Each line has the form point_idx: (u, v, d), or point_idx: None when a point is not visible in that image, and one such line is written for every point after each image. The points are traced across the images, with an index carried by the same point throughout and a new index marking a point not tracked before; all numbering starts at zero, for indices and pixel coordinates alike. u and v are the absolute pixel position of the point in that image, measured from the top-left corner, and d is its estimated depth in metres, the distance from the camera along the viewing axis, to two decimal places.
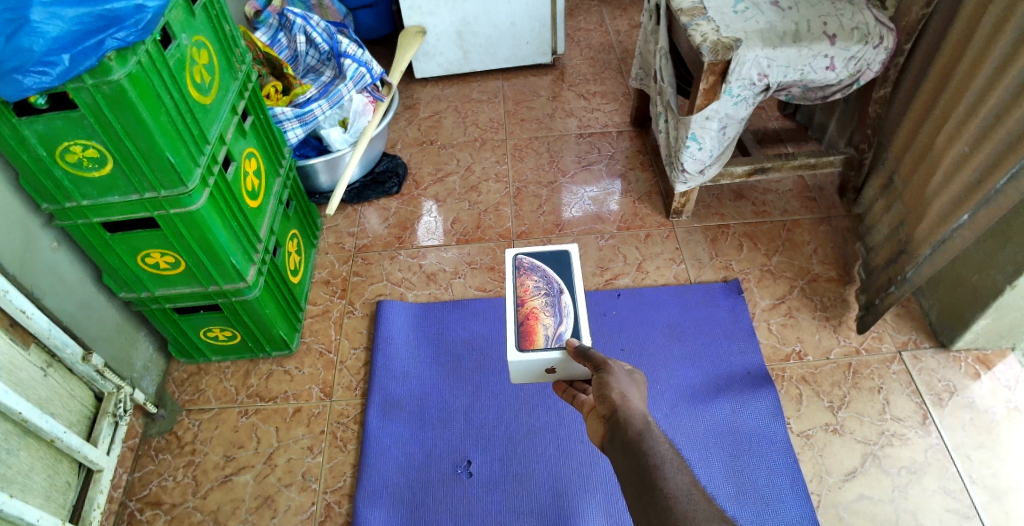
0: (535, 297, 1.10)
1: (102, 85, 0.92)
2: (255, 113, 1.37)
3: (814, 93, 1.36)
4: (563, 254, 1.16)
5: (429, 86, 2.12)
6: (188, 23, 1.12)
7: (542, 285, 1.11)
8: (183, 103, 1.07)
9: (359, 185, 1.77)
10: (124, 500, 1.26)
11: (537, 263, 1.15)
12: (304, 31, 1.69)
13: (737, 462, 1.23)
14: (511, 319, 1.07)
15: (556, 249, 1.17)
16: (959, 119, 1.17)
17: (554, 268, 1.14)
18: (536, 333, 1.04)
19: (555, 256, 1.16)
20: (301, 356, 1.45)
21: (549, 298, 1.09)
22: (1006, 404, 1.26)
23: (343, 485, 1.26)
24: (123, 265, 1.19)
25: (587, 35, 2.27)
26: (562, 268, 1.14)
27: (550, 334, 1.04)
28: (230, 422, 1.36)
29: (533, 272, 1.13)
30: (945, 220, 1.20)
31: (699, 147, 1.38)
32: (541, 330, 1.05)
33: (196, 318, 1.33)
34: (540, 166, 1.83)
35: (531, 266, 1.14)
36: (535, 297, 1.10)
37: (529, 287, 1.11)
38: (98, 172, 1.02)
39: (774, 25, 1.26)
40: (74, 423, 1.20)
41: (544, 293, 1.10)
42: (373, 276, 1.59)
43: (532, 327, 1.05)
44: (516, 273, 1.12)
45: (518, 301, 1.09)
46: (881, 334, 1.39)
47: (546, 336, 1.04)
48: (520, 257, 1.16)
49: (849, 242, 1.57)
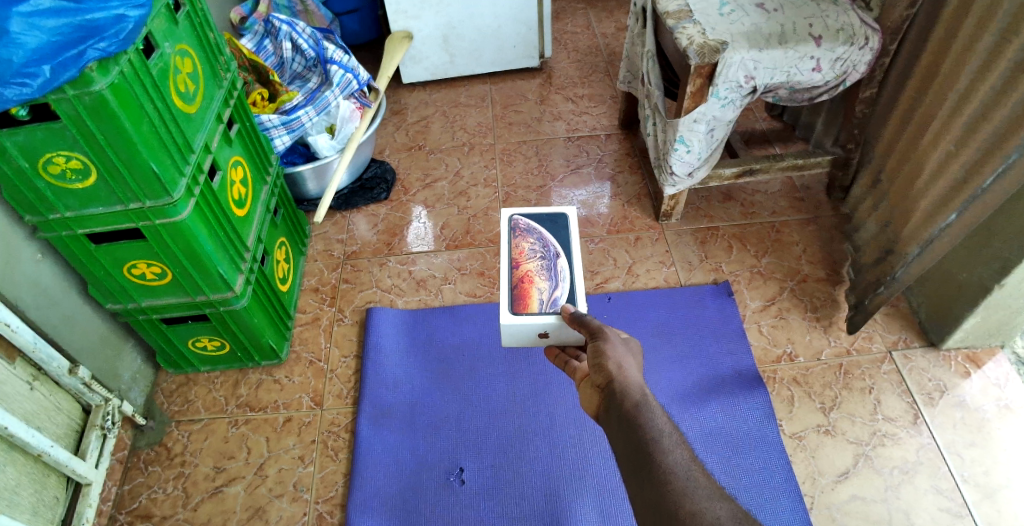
0: (530, 260, 1.09)
1: (83, 95, 0.91)
2: (241, 120, 1.36)
3: (801, 94, 1.35)
4: (559, 217, 1.16)
5: (416, 90, 2.12)
6: (170, 32, 1.11)
7: (537, 248, 1.11)
8: (167, 112, 1.07)
9: (346, 191, 1.76)
10: (113, 513, 1.25)
11: (533, 225, 1.15)
12: (290, 37, 1.69)
13: (729, 465, 1.22)
14: (503, 281, 1.06)
15: (553, 212, 1.17)
16: (944, 117, 1.17)
17: (549, 231, 1.14)
18: (531, 297, 1.04)
19: (551, 219, 1.16)
20: (290, 365, 1.44)
21: (544, 261, 1.09)
22: (997, 402, 1.27)
23: (335, 495, 1.25)
24: (108, 276, 1.18)
25: (574, 38, 2.27)
26: (558, 232, 1.13)
27: (545, 298, 1.03)
28: (220, 432, 1.35)
29: (529, 234, 1.13)
30: (932, 219, 1.20)
31: (687, 149, 1.38)
32: (535, 294, 1.04)
33: (183, 328, 1.32)
34: (529, 170, 1.82)
35: (527, 228, 1.14)
36: (530, 260, 1.09)
37: (524, 249, 1.11)
38: (81, 183, 1.01)
39: (759, 27, 1.26)
40: (62, 437, 1.18)
41: (539, 256, 1.10)
42: (363, 283, 1.58)
43: (526, 291, 1.04)
44: (511, 234, 1.12)
45: (511, 262, 1.08)
46: (872, 334, 1.40)
47: (540, 300, 1.03)
48: (515, 218, 1.16)
49: (837, 241, 1.57)
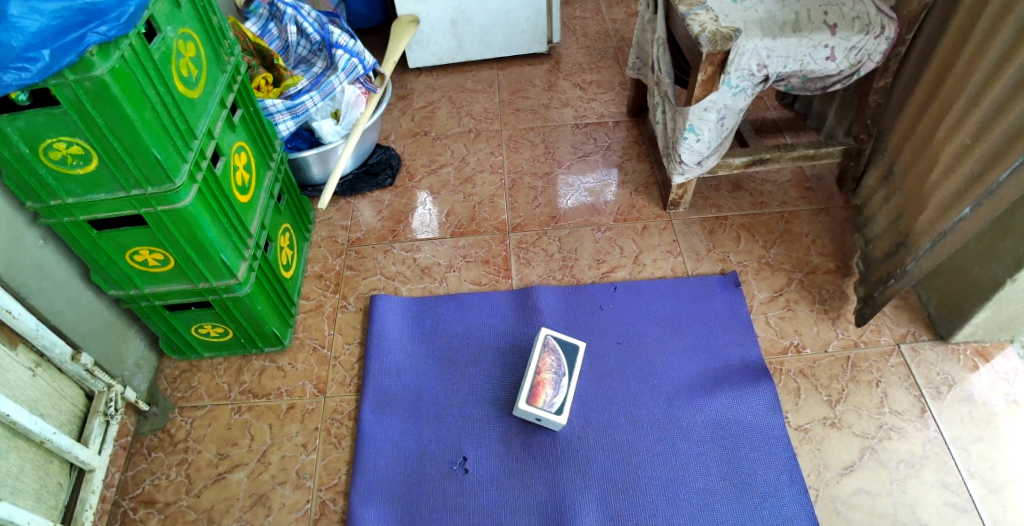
0: (547, 373, 1.28)
1: (84, 80, 0.90)
2: (245, 105, 1.34)
3: (814, 84, 1.33)
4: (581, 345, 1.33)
5: (422, 76, 2.10)
6: (173, 15, 1.09)
7: (555, 365, 1.29)
8: (170, 98, 1.05)
9: (351, 177, 1.74)
10: (117, 499, 1.25)
11: (559, 346, 1.32)
12: (295, 20, 1.66)
13: (733, 456, 1.22)
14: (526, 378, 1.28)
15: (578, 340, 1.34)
16: (961, 109, 1.15)
17: (570, 354, 1.31)
18: (540, 396, 1.26)
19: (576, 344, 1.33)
20: (294, 351, 1.44)
21: (557, 375, 1.28)
22: (1005, 397, 1.26)
23: (339, 482, 1.25)
24: (111, 263, 1.17)
25: (583, 23, 2.24)
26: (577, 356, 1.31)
27: (549, 399, 1.25)
28: (223, 418, 1.35)
29: (552, 352, 1.30)
30: (946, 213, 1.19)
31: (697, 138, 1.36)
32: (544, 395, 1.26)
33: (187, 314, 1.32)
34: (536, 157, 1.81)
35: (553, 346, 1.31)
36: (548, 372, 1.28)
37: (546, 363, 1.29)
38: (83, 169, 1.00)
39: (773, 15, 1.24)
40: (65, 423, 1.18)
41: (555, 370, 1.28)
42: (367, 270, 1.57)
43: (538, 390, 1.26)
44: (540, 347, 1.30)
45: (534, 369, 1.28)
46: (880, 327, 1.39)
47: (545, 400, 1.25)
48: (548, 335, 1.33)
49: (846, 233, 1.55)
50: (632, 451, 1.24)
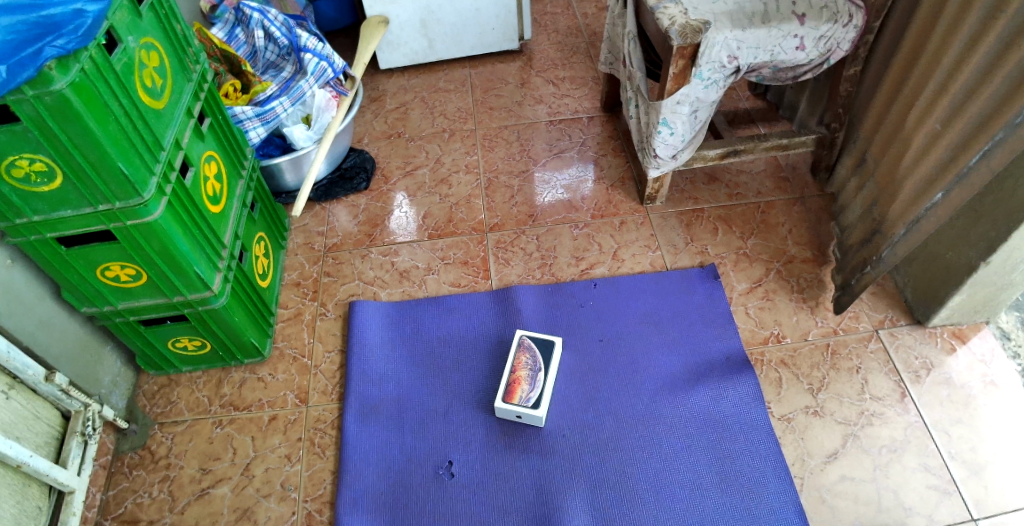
0: (523, 372, 1.29)
1: (44, 96, 0.87)
2: (213, 114, 1.32)
3: (786, 73, 1.33)
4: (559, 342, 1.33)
5: (394, 76, 2.07)
6: (134, 25, 1.06)
7: (532, 364, 1.29)
8: (134, 110, 1.02)
9: (325, 182, 1.72)
10: (99, 519, 1.23)
11: (536, 345, 1.33)
12: (262, 25, 1.63)
13: (719, 448, 1.22)
14: (503, 379, 1.29)
15: (557, 337, 1.34)
16: (931, 95, 1.16)
17: (546, 352, 1.31)
18: (516, 393, 1.26)
19: (554, 342, 1.33)
20: (274, 362, 1.42)
21: (533, 373, 1.28)
22: (983, 378, 1.27)
23: (323, 493, 1.24)
24: (82, 280, 1.14)
25: (554, 19, 2.23)
26: (553, 354, 1.31)
27: (525, 396, 1.25)
28: (204, 433, 1.33)
29: (529, 351, 1.32)
30: (919, 199, 1.19)
31: (671, 131, 1.35)
32: (520, 392, 1.26)
33: (163, 329, 1.29)
34: (511, 156, 1.79)
35: (530, 346, 1.33)
36: (524, 371, 1.29)
37: (522, 362, 1.30)
38: (47, 186, 0.97)
39: (743, 6, 1.24)
40: (41, 445, 1.15)
41: (531, 369, 1.29)
42: (345, 276, 1.56)
43: (514, 387, 1.27)
44: (516, 348, 1.32)
45: (508, 369, 1.29)
46: (858, 313, 1.40)
47: (522, 397, 1.25)
48: (525, 336, 1.35)
49: (823, 221, 1.56)
50: (618, 447, 1.23)
